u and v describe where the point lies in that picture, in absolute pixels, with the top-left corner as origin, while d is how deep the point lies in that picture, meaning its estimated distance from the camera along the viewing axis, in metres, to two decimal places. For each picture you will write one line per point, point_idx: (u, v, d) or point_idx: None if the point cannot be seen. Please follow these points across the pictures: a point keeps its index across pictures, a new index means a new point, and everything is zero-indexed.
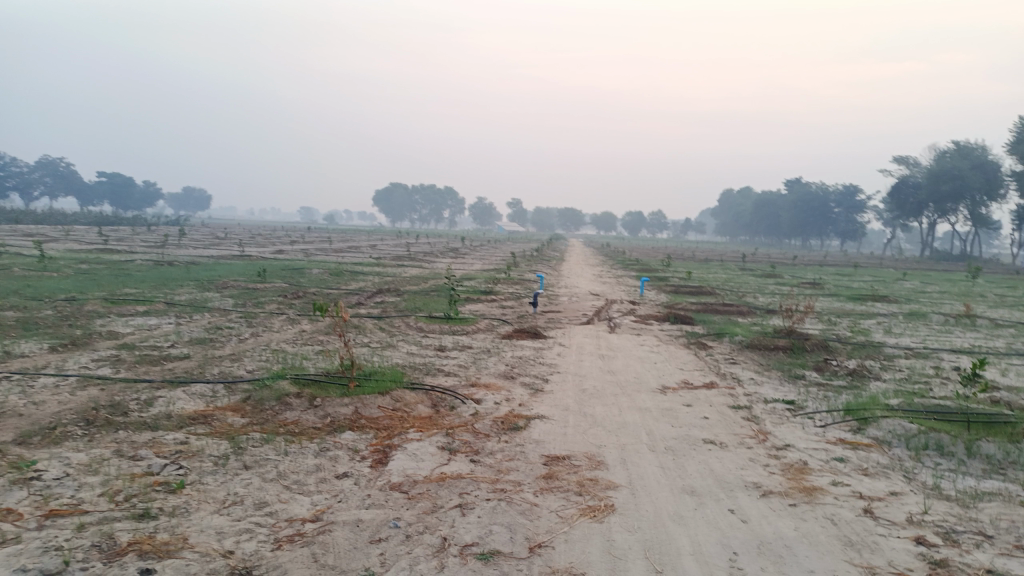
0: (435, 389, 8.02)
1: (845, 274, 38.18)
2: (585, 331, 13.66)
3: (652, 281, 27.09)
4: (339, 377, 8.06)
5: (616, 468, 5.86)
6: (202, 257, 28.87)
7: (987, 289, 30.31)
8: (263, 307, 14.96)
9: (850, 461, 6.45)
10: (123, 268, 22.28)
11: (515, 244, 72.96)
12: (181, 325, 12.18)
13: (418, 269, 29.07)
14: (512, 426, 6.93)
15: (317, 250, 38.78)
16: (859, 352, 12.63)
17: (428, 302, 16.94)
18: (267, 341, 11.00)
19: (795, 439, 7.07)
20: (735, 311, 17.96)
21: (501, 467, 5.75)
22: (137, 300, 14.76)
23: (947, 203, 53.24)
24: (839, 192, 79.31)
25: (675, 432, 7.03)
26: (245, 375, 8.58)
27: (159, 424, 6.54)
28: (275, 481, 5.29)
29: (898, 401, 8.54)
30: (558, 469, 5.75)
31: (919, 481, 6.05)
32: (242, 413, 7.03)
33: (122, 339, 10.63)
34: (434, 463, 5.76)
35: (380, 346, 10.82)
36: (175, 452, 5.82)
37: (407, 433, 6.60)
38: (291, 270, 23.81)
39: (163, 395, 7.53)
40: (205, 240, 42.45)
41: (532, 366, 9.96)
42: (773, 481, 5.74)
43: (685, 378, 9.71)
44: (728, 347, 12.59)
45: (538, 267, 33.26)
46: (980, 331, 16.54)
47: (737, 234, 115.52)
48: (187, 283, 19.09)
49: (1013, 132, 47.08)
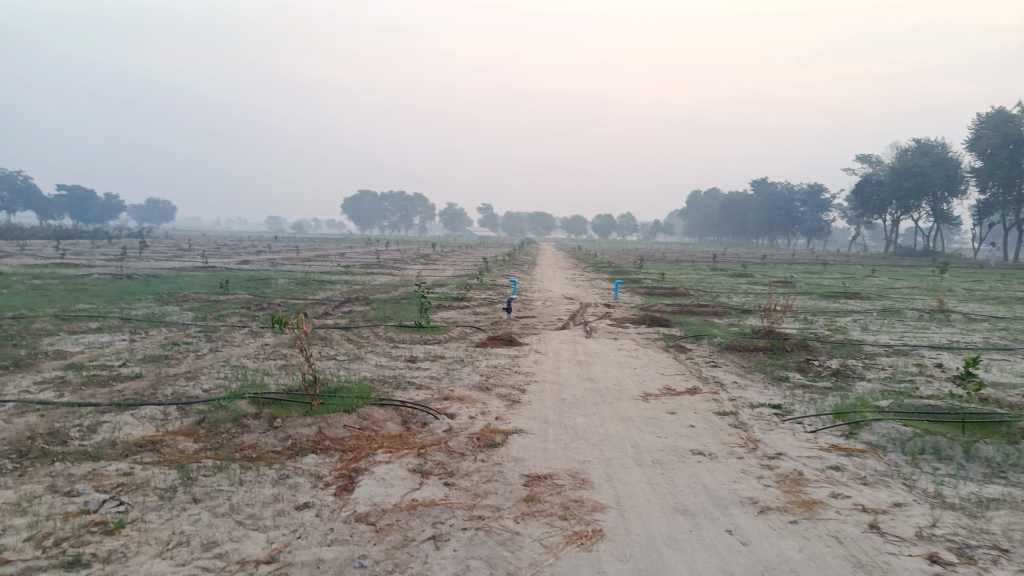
0: (406, 404, 7.53)
1: (814, 272, 38.35)
2: (561, 337, 13.25)
3: (624, 283, 26.85)
4: (302, 395, 7.52)
5: (601, 486, 5.43)
6: (163, 270, 27.98)
7: (955, 284, 30.43)
8: (225, 320, 14.31)
9: (846, 470, 6.10)
10: (79, 283, 21.40)
11: (485, 249, 72.81)
12: (135, 342, 11.52)
13: (388, 276, 28.49)
14: (489, 442, 6.47)
15: (283, 260, 37.88)
16: (839, 351, 12.37)
17: (399, 310, 16.42)
18: (226, 356, 10.41)
19: (787, 447, 6.71)
20: (711, 312, 17.68)
21: (478, 490, 5.28)
22: (90, 316, 14.01)
23: (910, 200, 53.92)
24: (804, 192, 80.25)
25: (662, 443, 6.63)
26: (201, 394, 8.00)
27: (101, 453, 5.97)
28: (227, 516, 4.77)
29: (888, 403, 8.22)
30: (540, 490, 5.31)
31: (920, 488, 5.71)
32: (195, 438, 6.48)
33: (69, 360, 9.95)
34: (404, 489, 5.28)
35: (347, 358, 10.30)
36: (117, 486, 5.26)
37: (375, 455, 6.11)
38: (255, 281, 23.08)
39: (108, 420, 6.93)
40: (168, 253, 41.32)
41: (507, 375, 9.50)
42: (769, 495, 5.35)
43: (666, 383, 9.33)
44: (707, 349, 12.27)
45: (510, 271, 32.89)
46: (956, 326, 16.46)
47: (706, 235, 116.37)
48: (145, 296, 18.31)
49: (972, 130, 47.81)
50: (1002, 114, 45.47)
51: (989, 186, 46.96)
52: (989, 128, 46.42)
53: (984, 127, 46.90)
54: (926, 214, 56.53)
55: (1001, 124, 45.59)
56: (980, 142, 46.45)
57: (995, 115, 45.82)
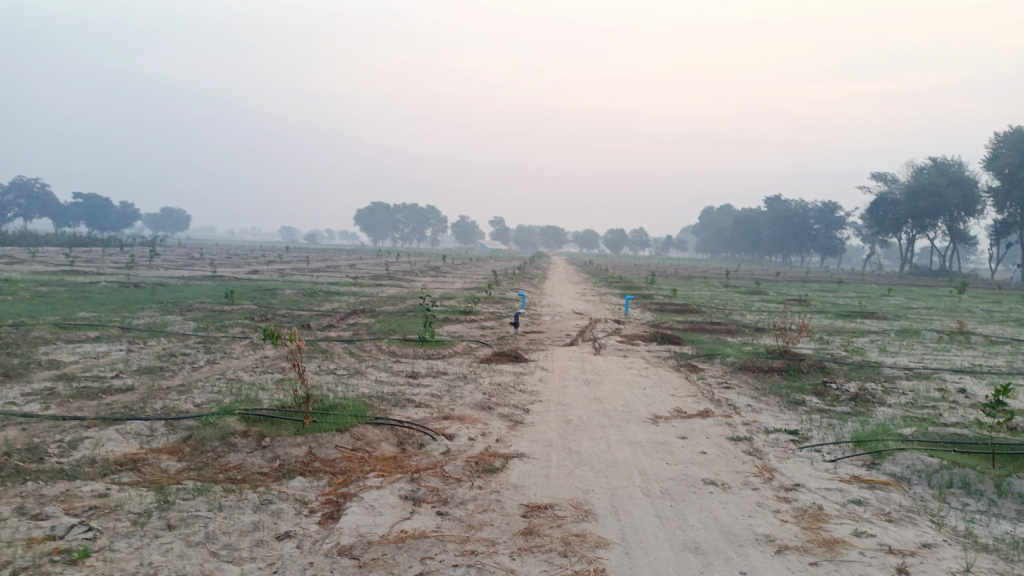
0: (402, 424, 7.18)
1: (828, 290, 37.77)
2: (568, 353, 12.87)
3: (635, 299, 26.48)
4: (294, 412, 7.19)
5: (606, 519, 5.05)
6: (172, 278, 27.83)
7: (973, 305, 29.91)
8: (226, 331, 14.04)
9: (869, 505, 5.69)
10: (85, 291, 21.19)
11: (495, 262, 72.69)
12: (131, 352, 11.25)
13: (395, 288, 28.31)
14: (487, 467, 6.11)
15: (293, 270, 37.73)
16: (857, 374, 11.92)
17: (404, 323, 16.10)
18: (223, 369, 10.11)
19: (805, 478, 6.31)
20: (723, 330, 17.24)
21: (472, 522, 4.92)
22: (90, 325, 13.75)
23: (926, 218, 53.26)
24: (817, 209, 79.63)
25: (672, 471, 6.25)
26: (191, 409, 7.69)
27: (78, 472, 5.65)
28: (201, 546, 4.43)
29: (912, 430, 7.79)
30: (539, 522, 4.95)
31: (950, 527, 5.30)
32: (180, 457, 6.16)
33: (61, 370, 9.68)
34: (394, 519, 4.93)
35: (346, 373, 9.97)
36: (89, 509, 4.93)
37: (366, 478, 5.76)
38: (262, 291, 22.86)
39: (90, 436, 6.62)
40: (179, 261, 41.47)
41: (511, 394, 9.13)
42: (787, 533, 4.96)
43: (677, 406, 8.93)
44: (719, 369, 11.85)
45: (519, 285, 32.54)
46: (977, 349, 15.93)
47: (718, 251, 115.83)
48: (150, 305, 18.09)
49: (990, 149, 47.19)
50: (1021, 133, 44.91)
51: (1006, 206, 46.33)
52: (1007, 148, 45.86)
53: (1002, 146, 46.31)
54: (942, 233, 55.80)
55: (1019, 144, 45.02)
56: (998, 161, 45.88)
57: (1013, 135, 45.27)
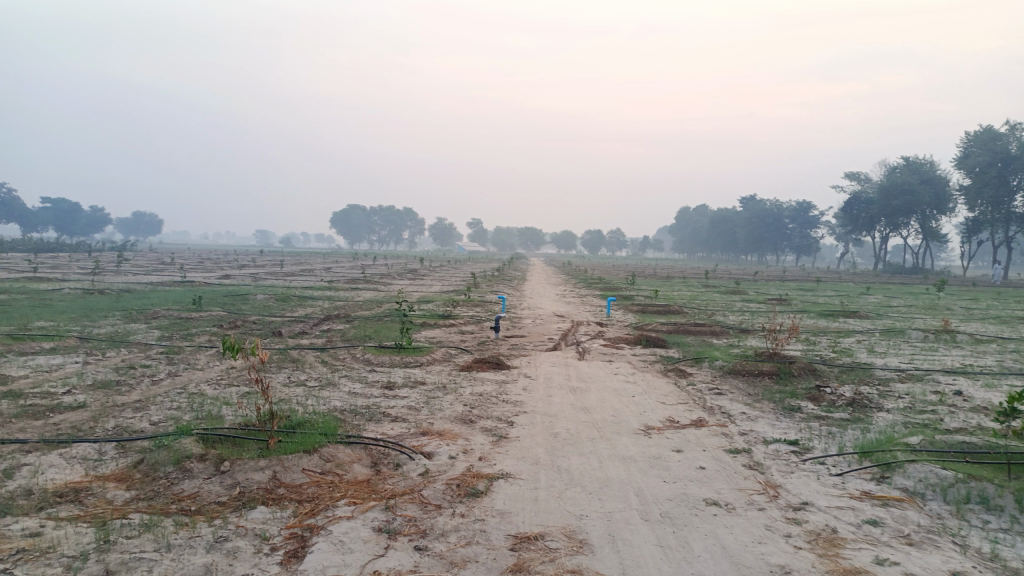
0: (377, 442, 6.63)
1: (807, 289, 37.77)
2: (552, 359, 12.34)
3: (616, 300, 26.10)
4: (257, 431, 6.58)
5: (603, 551, 4.54)
6: (141, 284, 27.05)
7: (950, 301, 30.00)
8: (192, 340, 13.30)
9: (886, 526, 5.23)
10: (47, 298, 20.32)
11: (472, 263, 72.36)
12: (87, 365, 10.53)
13: (372, 291, 27.77)
14: (470, 491, 5.58)
15: (266, 274, 36.83)
16: (849, 376, 11.54)
17: (381, 329, 15.48)
18: (185, 382, 9.46)
19: (812, 496, 5.84)
20: (708, 331, 16.80)
21: (454, 558, 4.38)
22: (45, 336, 13.01)
23: (899, 217, 53.52)
24: (792, 208, 80.21)
25: (671, 491, 5.75)
26: (147, 429, 7.07)
27: (10, 506, 5.01)
28: None
29: (919, 438, 7.36)
30: (529, 556, 4.43)
31: (975, 549, 4.85)
32: (129, 485, 5.55)
33: (9, 386, 8.99)
34: (366, 557, 4.39)
35: (317, 385, 9.36)
36: (16, 552, 4.31)
37: (336, 508, 5.19)
38: (233, 297, 22.15)
39: (30, 463, 5.97)
40: (149, 266, 40.68)
41: (494, 405, 8.59)
42: (804, 563, 4.47)
43: (669, 415, 8.44)
44: (709, 374, 11.41)
45: (498, 287, 31.94)
46: (965, 348, 15.66)
47: (695, 250, 116.14)
48: (114, 313, 17.28)
49: (961, 147, 47.53)
50: (990, 132, 45.30)
51: (977, 205, 46.54)
52: (977, 147, 46.25)
53: (972, 145, 46.67)
54: (914, 231, 56.16)
55: (990, 143, 45.30)
56: (969, 160, 46.18)
57: (984, 134, 45.65)
